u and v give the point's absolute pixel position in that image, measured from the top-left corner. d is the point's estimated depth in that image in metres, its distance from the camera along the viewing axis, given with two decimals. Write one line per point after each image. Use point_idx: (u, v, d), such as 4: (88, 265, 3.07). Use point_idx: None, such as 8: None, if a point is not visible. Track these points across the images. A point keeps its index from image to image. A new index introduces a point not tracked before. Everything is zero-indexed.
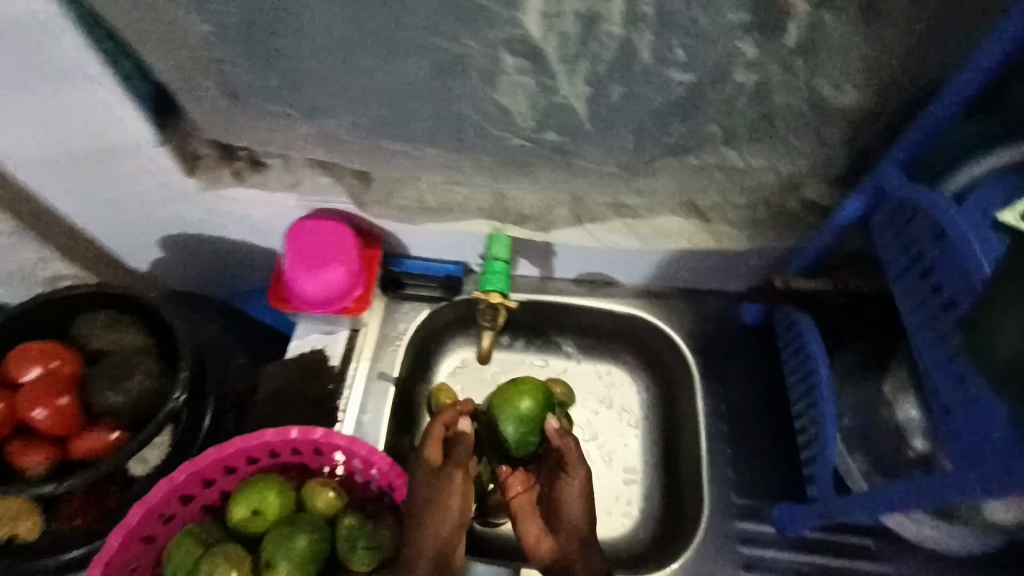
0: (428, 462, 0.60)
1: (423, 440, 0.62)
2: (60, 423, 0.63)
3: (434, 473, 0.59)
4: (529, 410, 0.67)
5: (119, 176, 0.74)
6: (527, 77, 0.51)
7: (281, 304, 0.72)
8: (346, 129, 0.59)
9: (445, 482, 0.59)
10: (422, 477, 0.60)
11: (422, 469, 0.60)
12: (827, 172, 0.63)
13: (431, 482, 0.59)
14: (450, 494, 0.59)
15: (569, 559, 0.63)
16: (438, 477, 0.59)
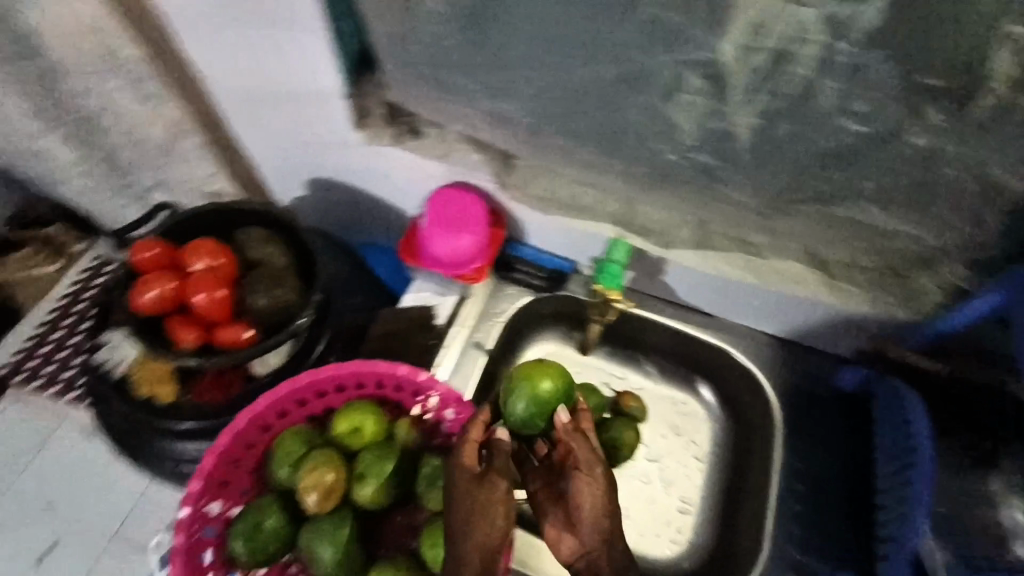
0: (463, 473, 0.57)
1: (461, 446, 0.59)
2: (212, 312, 0.73)
3: (472, 483, 0.56)
4: (546, 394, 0.64)
5: (298, 117, 0.84)
6: (703, 99, 0.54)
7: (409, 256, 0.79)
8: (515, 115, 0.64)
9: (481, 504, 0.55)
10: (456, 491, 0.56)
11: (460, 479, 0.57)
12: (977, 252, 0.61)
13: (467, 496, 0.56)
14: (486, 513, 0.55)
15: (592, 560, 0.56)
16: (472, 490, 0.56)
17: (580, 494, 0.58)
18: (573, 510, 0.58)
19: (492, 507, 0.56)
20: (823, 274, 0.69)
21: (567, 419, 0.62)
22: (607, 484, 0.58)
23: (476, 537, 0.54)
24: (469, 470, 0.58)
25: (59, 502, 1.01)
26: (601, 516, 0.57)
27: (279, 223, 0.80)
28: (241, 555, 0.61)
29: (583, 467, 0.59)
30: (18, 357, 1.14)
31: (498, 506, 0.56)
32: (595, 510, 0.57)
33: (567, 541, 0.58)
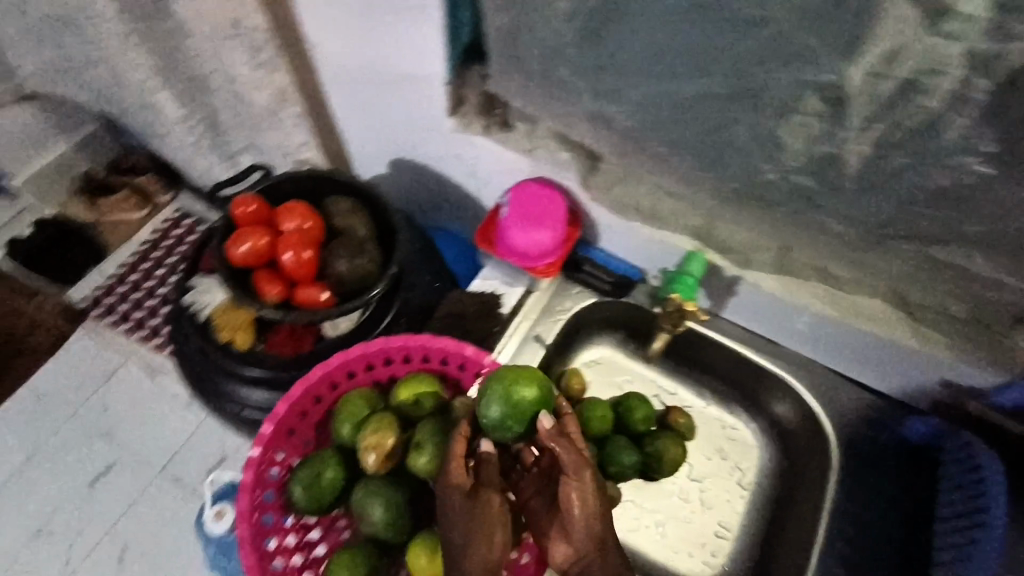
0: (454, 495, 0.56)
1: (449, 462, 0.58)
2: (296, 271, 0.77)
3: (464, 505, 0.56)
4: (526, 400, 0.58)
5: (397, 97, 0.87)
6: (818, 121, 0.53)
7: (485, 243, 0.81)
8: (617, 117, 0.64)
9: (475, 530, 0.55)
10: (449, 517, 0.56)
11: (454, 498, 0.56)
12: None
13: (462, 517, 0.56)
14: (483, 538, 0.55)
15: (587, 561, 0.57)
16: (465, 512, 0.56)
17: (568, 500, 0.57)
18: (564, 516, 0.58)
19: (490, 529, 0.56)
20: (905, 316, 0.69)
21: (551, 423, 0.57)
22: (594, 488, 0.56)
23: (479, 557, 0.54)
24: (457, 493, 0.56)
25: (119, 432, 1.09)
26: (592, 519, 0.57)
27: (365, 196, 0.84)
28: (299, 500, 0.64)
29: (570, 473, 0.57)
30: (99, 292, 1.22)
31: (496, 526, 0.56)
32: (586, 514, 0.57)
33: (563, 546, 0.60)
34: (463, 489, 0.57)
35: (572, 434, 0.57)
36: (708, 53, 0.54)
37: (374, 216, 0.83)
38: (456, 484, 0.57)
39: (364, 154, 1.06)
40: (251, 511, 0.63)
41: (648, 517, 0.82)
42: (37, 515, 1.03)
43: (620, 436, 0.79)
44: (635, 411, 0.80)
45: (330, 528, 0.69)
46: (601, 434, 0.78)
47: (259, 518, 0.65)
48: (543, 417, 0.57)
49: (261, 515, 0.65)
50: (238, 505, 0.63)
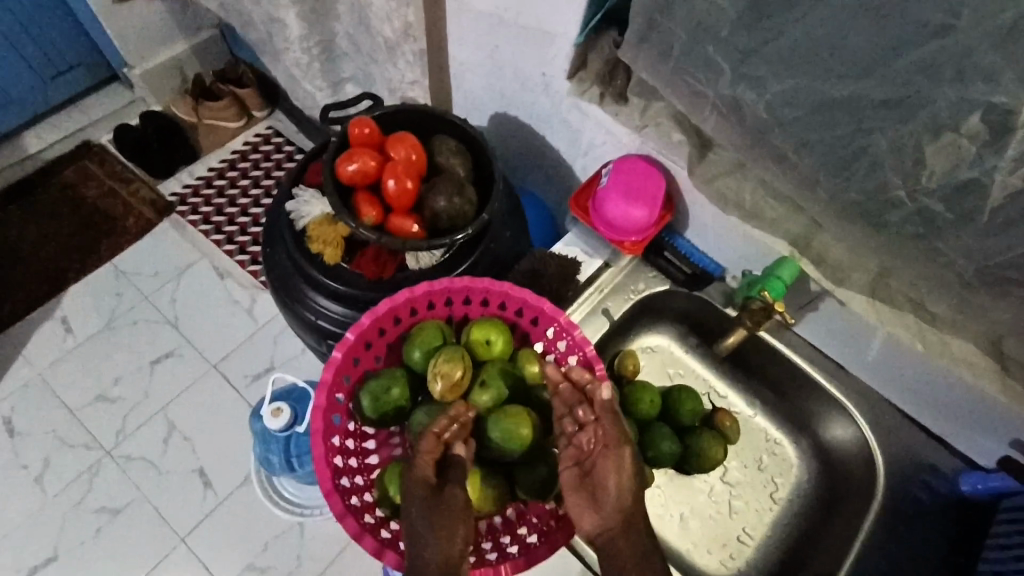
0: (419, 490, 0.58)
1: (420, 458, 0.59)
2: (395, 198, 0.81)
3: (430, 500, 0.58)
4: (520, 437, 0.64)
5: (521, 52, 0.89)
6: (972, 144, 0.52)
7: (577, 209, 0.83)
8: (751, 105, 0.64)
9: (438, 528, 0.57)
10: (415, 509, 0.58)
11: (419, 494, 0.58)
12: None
13: (426, 511, 0.57)
14: (446, 534, 0.57)
15: (613, 534, 0.60)
16: (431, 507, 0.57)
17: (606, 471, 0.60)
18: (597, 487, 0.60)
19: (447, 530, 0.57)
20: (999, 368, 0.66)
21: (608, 397, 0.62)
22: (631, 462, 0.60)
23: (439, 552, 0.56)
24: (423, 490, 0.58)
25: (185, 323, 1.17)
26: (625, 491, 0.60)
27: (471, 143, 0.86)
28: (366, 409, 0.68)
29: (611, 445, 0.60)
30: (187, 190, 1.30)
31: (454, 526, 0.57)
32: (619, 489, 0.60)
33: (589, 516, 0.61)
34: (428, 486, 0.59)
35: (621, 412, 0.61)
36: (874, 53, 0.53)
37: (476, 164, 0.86)
38: (424, 479, 0.59)
39: (474, 104, 1.08)
40: (325, 408, 0.68)
41: (674, 508, 0.83)
42: (101, 379, 1.12)
43: (664, 424, 0.80)
44: (683, 403, 0.81)
45: (385, 442, 0.75)
46: (646, 418, 0.79)
47: (330, 417, 0.69)
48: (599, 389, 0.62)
49: (332, 414, 0.70)
50: (317, 400, 0.67)
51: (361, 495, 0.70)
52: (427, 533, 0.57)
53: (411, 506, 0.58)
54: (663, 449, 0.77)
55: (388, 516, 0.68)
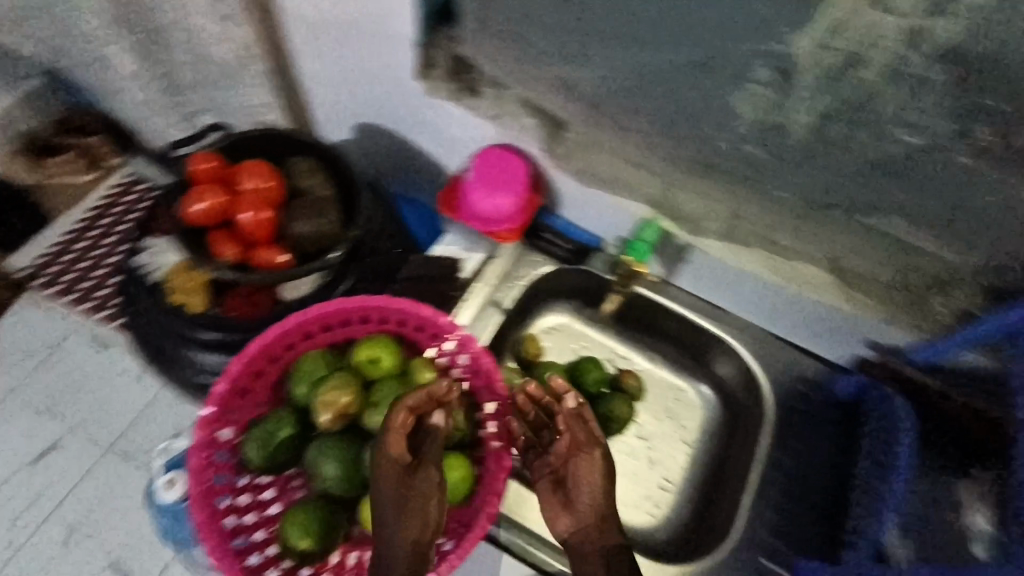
0: (388, 468, 0.59)
1: (388, 436, 0.60)
2: (255, 231, 0.76)
3: (402, 480, 0.58)
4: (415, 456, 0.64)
5: (364, 57, 0.86)
6: (769, 89, 0.57)
7: (447, 208, 0.82)
8: (583, 82, 0.66)
9: (408, 503, 0.58)
10: (383, 485, 0.58)
11: (391, 474, 0.59)
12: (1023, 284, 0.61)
13: (397, 492, 0.58)
14: (417, 509, 0.58)
15: (586, 534, 0.62)
16: (401, 486, 0.58)
17: (580, 472, 0.64)
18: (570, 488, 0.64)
19: (417, 504, 0.58)
20: (841, 284, 0.70)
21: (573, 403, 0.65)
22: (605, 463, 0.64)
23: (409, 530, 0.58)
24: (392, 469, 0.59)
25: (64, 409, 1.04)
26: (598, 493, 0.63)
27: (327, 158, 0.82)
28: (253, 459, 0.64)
29: (583, 448, 0.64)
30: (43, 260, 1.16)
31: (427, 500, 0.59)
32: (594, 491, 0.63)
33: (563, 518, 0.64)
34: (400, 463, 0.59)
35: (590, 417, 0.65)
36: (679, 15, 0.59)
37: (336, 179, 0.82)
38: (393, 458, 0.59)
39: (332, 120, 1.04)
40: (202, 469, 0.64)
41: None
42: None
43: None
44: (588, 373, 0.84)
45: (285, 488, 0.70)
46: None
47: (209, 477, 0.65)
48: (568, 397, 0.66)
49: (211, 473, 0.65)
50: (190, 463, 0.63)
51: (262, 551, 0.66)
52: (397, 509, 0.58)
53: (380, 483, 0.58)
54: None
55: (295, 565, 0.64)
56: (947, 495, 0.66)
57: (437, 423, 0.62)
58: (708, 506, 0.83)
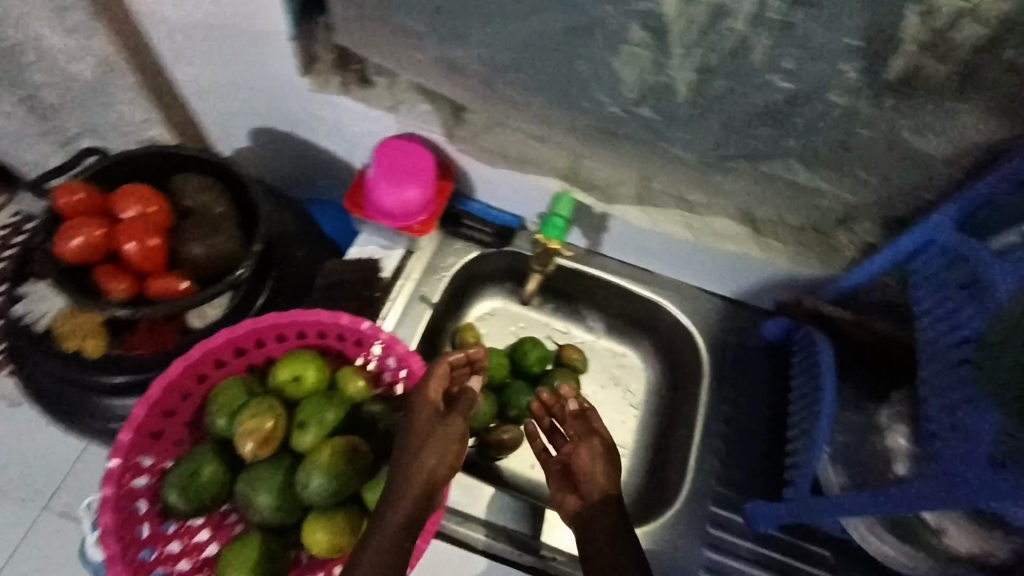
0: (424, 409, 0.60)
1: (428, 381, 0.62)
2: (144, 260, 0.69)
3: (437, 419, 0.60)
4: (348, 471, 0.59)
5: (241, 58, 0.80)
6: (646, 50, 0.55)
7: (354, 207, 0.78)
8: (464, 61, 0.63)
9: (433, 437, 0.58)
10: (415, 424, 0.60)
11: (425, 413, 0.60)
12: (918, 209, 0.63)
13: (429, 428, 0.59)
14: (439, 449, 0.58)
15: (590, 513, 0.63)
16: (432, 425, 0.59)
17: (583, 460, 0.66)
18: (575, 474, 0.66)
19: (441, 442, 0.58)
20: (754, 234, 0.72)
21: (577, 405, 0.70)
22: (605, 451, 0.66)
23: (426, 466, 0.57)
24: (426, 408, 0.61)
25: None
26: (601, 476, 0.64)
27: (216, 171, 0.77)
28: (176, 504, 0.60)
29: (585, 438, 0.67)
30: None
31: (450, 443, 0.59)
32: (597, 474, 0.65)
33: (569, 501, 0.66)
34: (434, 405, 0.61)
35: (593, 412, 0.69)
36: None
37: (231, 193, 0.76)
38: (428, 400, 0.61)
39: (215, 125, 0.95)
40: (116, 525, 0.58)
41: None
42: None
43: (517, 380, 0.83)
44: (528, 354, 0.84)
45: (221, 525, 0.66)
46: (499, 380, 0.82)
47: (127, 532, 0.59)
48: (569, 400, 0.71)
49: (129, 527, 0.60)
50: (101, 522, 0.58)
51: None
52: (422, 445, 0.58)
53: (411, 423, 0.60)
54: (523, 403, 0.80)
55: None
56: (869, 423, 0.69)
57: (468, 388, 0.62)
58: (660, 467, 0.83)
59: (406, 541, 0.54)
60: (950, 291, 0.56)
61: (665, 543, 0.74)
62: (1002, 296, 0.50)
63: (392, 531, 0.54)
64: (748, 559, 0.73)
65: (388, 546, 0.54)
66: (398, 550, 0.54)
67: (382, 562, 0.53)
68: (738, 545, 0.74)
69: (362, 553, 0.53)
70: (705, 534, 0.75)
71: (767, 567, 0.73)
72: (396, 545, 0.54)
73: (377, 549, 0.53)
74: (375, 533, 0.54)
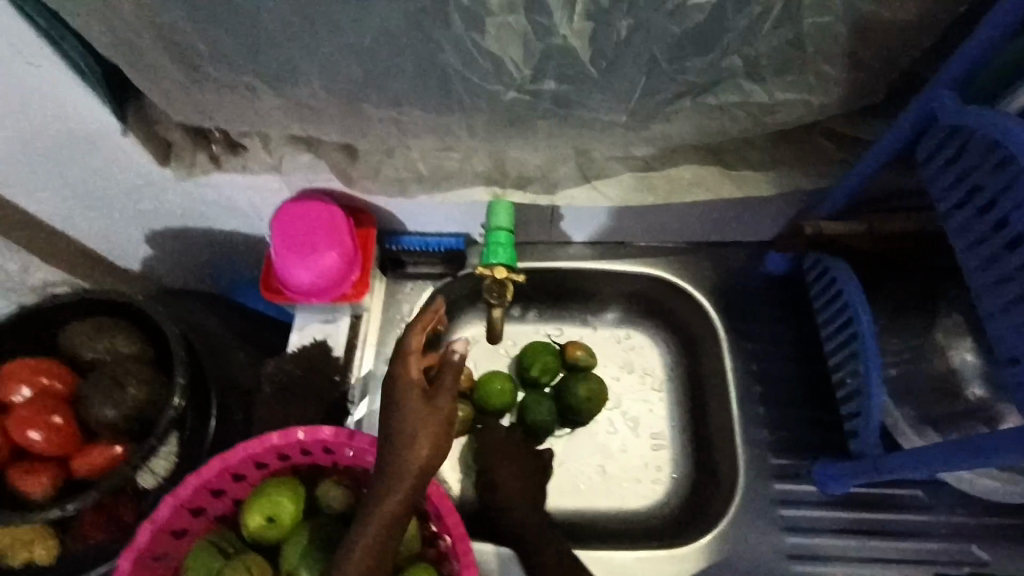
0: (407, 389, 0.53)
1: (407, 353, 0.55)
2: (58, 442, 0.61)
3: (418, 401, 0.52)
4: None
5: (81, 172, 0.63)
6: (517, 15, 0.43)
7: (274, 295, 0.67)
8: (316, 100, 0.51)
9: (412, 423, 0.51)
10: (397, 409, 0.52)
11: (407, 394, 0.52)
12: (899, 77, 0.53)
13: (411, 412, 0.51)
14: (417, 436, 0.51)
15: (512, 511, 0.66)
16: (417, 409, 0.51)
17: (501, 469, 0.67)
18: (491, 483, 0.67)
19: (419, 429, 0.51)
20: (722, 167, 0.61)
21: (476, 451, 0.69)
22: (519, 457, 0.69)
23: (403, 456, 0.50)
24: (410, 388, 0.53)
25: None
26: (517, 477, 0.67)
27: (106, 308, 0.66)
28: None
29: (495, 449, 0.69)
30: None
31: (432, 426, 0.51)
32: (507, 477, 0.67)
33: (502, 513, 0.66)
34: (417, 381, 0.53)
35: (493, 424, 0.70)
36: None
37: (131, 326, 0.66)
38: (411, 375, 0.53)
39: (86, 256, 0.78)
40: None
41: (587, 467, 0.75)
42: None
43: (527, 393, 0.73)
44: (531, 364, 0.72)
45: None
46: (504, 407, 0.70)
47: None
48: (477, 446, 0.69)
49: None
50: None
51: None
52: (402, 434, 0.51)
53: (393, 409, 0.52)
54: (539, 418, 0.70)
55: None
56: (924, 347, 0.61)
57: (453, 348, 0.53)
58: (705, 454, 0.74)
59: (389, 539, 0.49)
60: (980, 176, 0.45)
61: (740, 543, 0.66)
62: None
63: (375, 529, 0.49)
64: (834, 530, 0.65)
65: (368, 546, 0.48)
66: (375, 553, 0.48)
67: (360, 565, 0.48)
68: (819, 518, 0.66)
69: (341, 558, 0.48)
70: (778, 518, 0.66)
71: (857, 532, 0.65)
72: (377, 546, 0.48)
73: (359, 551, 0.48)
74: (355, 535, 0.49)
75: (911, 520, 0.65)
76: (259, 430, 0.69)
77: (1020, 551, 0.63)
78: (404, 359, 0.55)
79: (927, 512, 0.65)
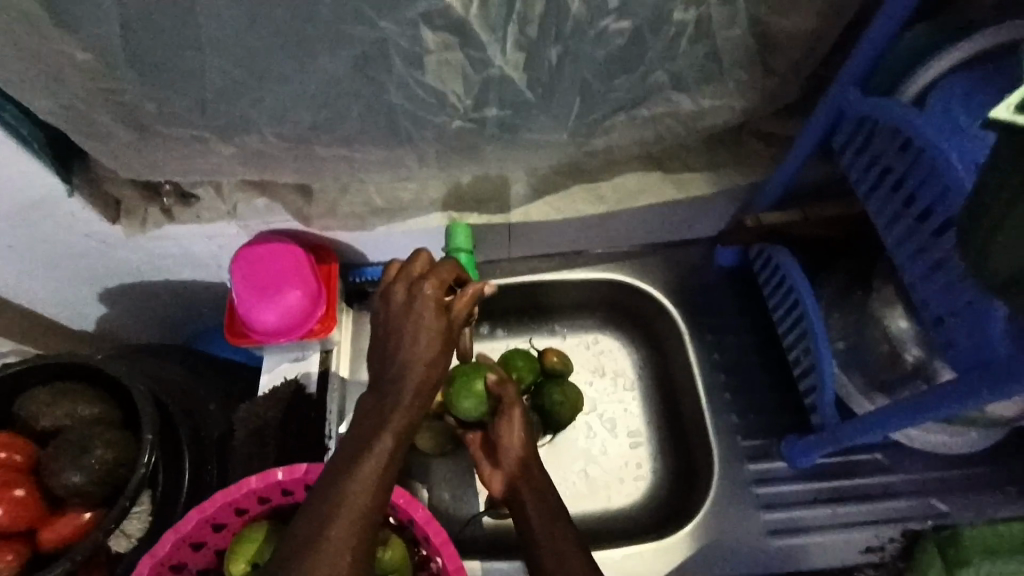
0: (430, 310, 0.51)
1: (428, 278, 0.52)
2: (23, 517, 0.59)
3: (440, 324, 0.51)
4: None
5: (27, 237, 0.62)
6: (454, 52, 0.46)
7: (240, 339, 0.67)
8: (267, 146, 0.52)
9: (432, 345, 0.50)
10: (419, 327, 0.50)
11: (428, 315, 0.51)
12: (810, 76, 0.58)
13: (432, 333, 0.51)
14: (433, 355, 0.51)
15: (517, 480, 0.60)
16: (440, 330, 0.51)
17: (504, 434, 0.62)
18: (501, 444, 0.62)
19: (437, 357, 0.51)
20: (662, 171, 0.65)
21: (507, 395, 0.62)
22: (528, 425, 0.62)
23: (416, 380, 0.50)
24: (435, 310, 0.51)
25: None
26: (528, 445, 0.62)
27: (65, 372, 0.65)
28: None
29: (505, 414, 0.62)
30: None
31: (448, 352, 0.52)
32: (514, 442, 0.62)
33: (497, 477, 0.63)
34: (439, 303, 0.52)
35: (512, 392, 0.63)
36: (287, 34, 0.42)
37: (93, 388, 0.65)
38: (436, 297, 0.51)
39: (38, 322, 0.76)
40: None
41: (572, 473, 0.76)
42: None
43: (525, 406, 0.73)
44: (516, 365, 0.72)
45: None
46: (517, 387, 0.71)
47: None
48: (503, 387, 0.63)
49: None
50: None
51: None
52: (420, 357, 0.50)
53: (413, 326, 0.50)
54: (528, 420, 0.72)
55: None
56: (865, 315, 0.65)
57: (477, 287, 0.54)
58: (681, 445, 0.77)
59: (389, 475, 0.46)
60: (886, 160, 0.50)
61: (722, 527, 0.68)
62: (967, 187, 0.41)
63: (376, 464, 0.45)
64: (806, 501, 0.69)
65: (375, 482, 0.45)
66: (376, 489, 0.45)
67: (362, 504, 0.43)
68: (791, 492, 0.70)
69: (340, 497, 0.43)
70: (754, 496, 0.69)
71: (828, 501, 0.69)
72: (381, 483, 0.45)
73: (362, 487, 0.44)
74: (356, 469, 0.45)
75: (875, 483, 0.69)
76: (238, 478, 0.68)
77: (976, 499, 0.68)
78: (423, 279, 0.52)
79: (889, 473, 0.70)
